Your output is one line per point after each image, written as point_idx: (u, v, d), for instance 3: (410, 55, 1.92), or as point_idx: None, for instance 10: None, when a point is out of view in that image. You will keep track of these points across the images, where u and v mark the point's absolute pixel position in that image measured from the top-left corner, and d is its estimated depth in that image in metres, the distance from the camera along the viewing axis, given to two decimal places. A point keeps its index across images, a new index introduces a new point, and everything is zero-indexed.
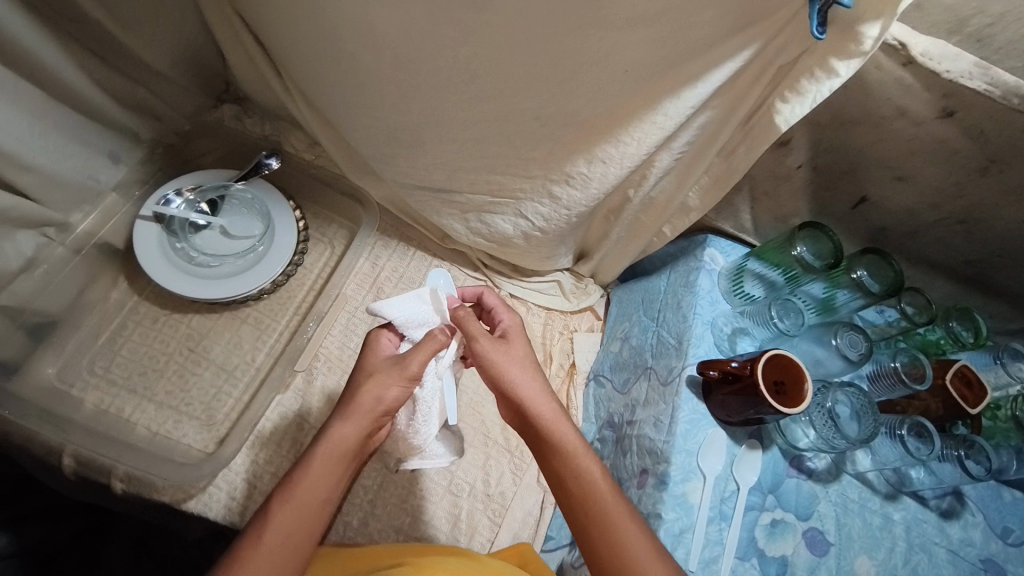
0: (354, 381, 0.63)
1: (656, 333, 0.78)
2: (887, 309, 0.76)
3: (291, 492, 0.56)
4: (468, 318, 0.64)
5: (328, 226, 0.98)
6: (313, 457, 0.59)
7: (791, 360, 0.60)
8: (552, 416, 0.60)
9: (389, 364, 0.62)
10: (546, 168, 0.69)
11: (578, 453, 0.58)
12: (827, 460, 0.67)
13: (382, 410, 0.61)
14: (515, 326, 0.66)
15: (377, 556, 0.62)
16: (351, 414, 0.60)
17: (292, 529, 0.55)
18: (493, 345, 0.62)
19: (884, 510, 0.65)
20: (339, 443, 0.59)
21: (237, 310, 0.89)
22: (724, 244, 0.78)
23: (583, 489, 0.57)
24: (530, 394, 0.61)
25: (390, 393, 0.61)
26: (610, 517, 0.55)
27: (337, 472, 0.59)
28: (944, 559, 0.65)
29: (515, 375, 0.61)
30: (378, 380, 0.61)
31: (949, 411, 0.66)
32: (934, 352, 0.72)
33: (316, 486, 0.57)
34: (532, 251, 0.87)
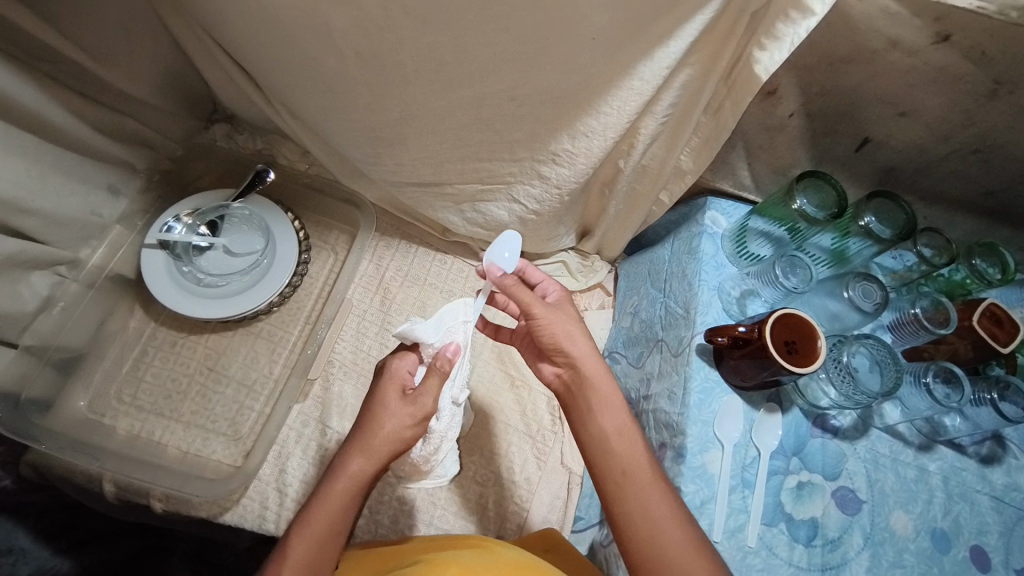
0: (372, 410, 0.62)
1: (664, 304, 0.76)
2: (905, 252, 0.72)
3: (308, 524, 0.58)
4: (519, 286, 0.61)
5: (328, 233, 0.99)
6: (329, 491, 0.59)
7: (802, 319, 0.58)
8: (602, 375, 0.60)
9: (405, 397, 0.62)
10: (531, 149, 0.68)
11: (620, 413, 0.59)
12: (852, 416, 0.64)
13: (399, 449, 0.61)
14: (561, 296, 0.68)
15: (401, 555, 0.64)
16: (366, 449, 0.60)
17: (310, 560, 0.56)
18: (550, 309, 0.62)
19: (918, 462, 0.63)
20: (357, 475, 0.60)
21: (250, 326, 0.91)
22: (725, 204, 0.75)
23: (621, 453, 0.57)
24: (583, 354, 0.61)
25: (401, 426, 0.61)
26: (642, 488, 0.54)
27: (351, 507, 0.59)
28: (988, 506, 0.62)
29: (572, 334, 0.61)
30: (389, 409, 0.61)
31: (979, 353, 0.62)
32: (961, 293, 0.68)
33: (333, 519, 0.58)
34: (536, 233, 0.85)
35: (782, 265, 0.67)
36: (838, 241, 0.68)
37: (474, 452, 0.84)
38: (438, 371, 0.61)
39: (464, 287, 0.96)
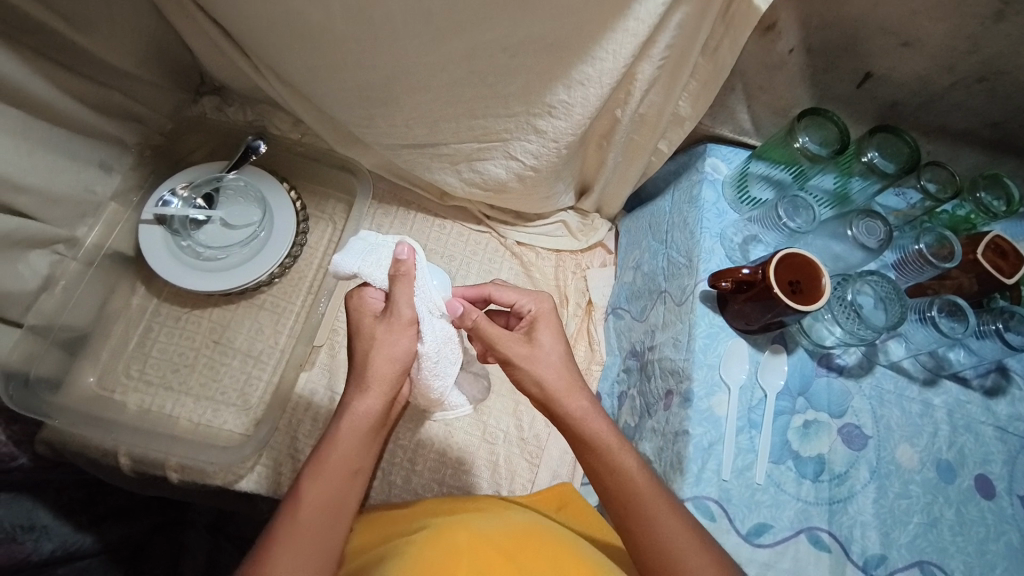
0: (359, 347, 0.62)
1: (666, 256, 0.76)
2: (907, 190, 0.71)
3: (321, 465, 0.57)
4: (484, 323, 0.63)
5: (326, 203, 0.98)
6: (338, 429, 0.59)
7: (806, 259, 0.57)
8: (582, 413, 0.59)
9: (381, 321, 0.62)
10: (526, 102, 0.67)
11: (609, 450, 0.56)
12: (857, 355, 0.64)
13: (397, 370, 0.61)
14: (542, 311, 0.66)
15: (407, 516, 0.65)
16: (367, 384, 0.61)
17: (326, 500, 0.56)
18: (513, 348, 0.62)
19: (923, 397, 0.63)
20: (364, 411, 0.60)
21: (252, 297, 0.90)
22: (725, 150, 0.74)
23: (619, 493, 0.54)
24: (559, 391, 0.60)
25: (395, 347, 0.61)
26: (650, 518, 0.52)
27: (363, 440, 0.60)
28: (992, 436, 0.62)
29: (544, 381, 0.60)
30: (376, 340, 0.61)
31: (983, 286, 0.62)
32: (963, 228, 0.68)
33: (346, 456, 0.58)
34: (534, 191, 0.84)
35: (785, 206, 0.66)
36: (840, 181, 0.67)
37: (482, 410, 0.85)
38: (400, 274, 0.61)
39: (464, 252, 0.96)
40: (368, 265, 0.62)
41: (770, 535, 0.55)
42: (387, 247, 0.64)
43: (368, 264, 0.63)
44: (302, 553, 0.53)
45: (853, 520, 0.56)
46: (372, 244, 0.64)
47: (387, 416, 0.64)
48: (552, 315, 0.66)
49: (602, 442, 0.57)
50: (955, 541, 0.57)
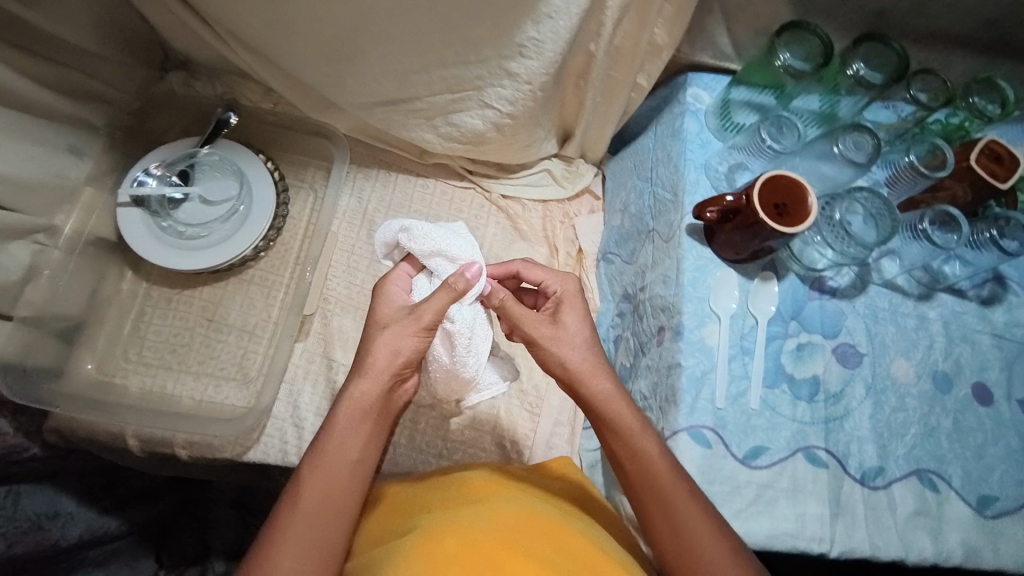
0: (368, 334, 0.61)
1: (653, 193, 0.74)
2: (894, 103, 0.67)
3: (318, 454, 0.58)
4: (510, 304, 0.61)
5: (304, 172, 0.96)
6: (337, 418, 0.59)
7: (792, 180, 0.55)
8: (605, 395, 0.57)
9: (397, 316, 0.60)
10: (495, 45, 0.64)
11: (631, 433, 0.55)
12: (850, 275, 0.62)
13: (399, 364, 0.60)
14: (568, 292, 0.63)
15: (415, 505, 0.63)
16: (365, 370, 0.59)
17: (324, 488, 0.56)
18: (539, 331, 0.60)
19: (918, 311, 0.62)
20: (361, 399, 0.59)
21: (240, 273, 0.90)
22: (707, 78, 0.69)
23: (639, 477, 0.54)
24: (583, 373, 0.58)
25: (407, 338, 0.59)
26: (668, 504, 0.52)
27: (363, 430, 0.59)
28: (989, 344, 0.61)
29: (569, 365, 0.58)
30: (392, 333, 0.59)
31: (977, 195, 0.60)
32: (957, 136, 0.65)
33: (343, 445, 0.58)
34: (514, 142, 0.82)
35: (767, 128, 0.63)
36: (826, 102, 0.65)
37: None
38: (451, 285, 0.58)
39: (450, 210, 0.95)
40: (411, 232, 0.62)
41: (766, 457, 0.55)
42: (440, 235, 0.62)
43: (416, 237, 0.61)
44: (302, 538, 0.54)
45: (850, 436, 0.56)
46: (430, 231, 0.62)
47: (393, 403, 0.62)
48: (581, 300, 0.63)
49: (623, 426, 0.55)
50: (952, 448, 0.57)
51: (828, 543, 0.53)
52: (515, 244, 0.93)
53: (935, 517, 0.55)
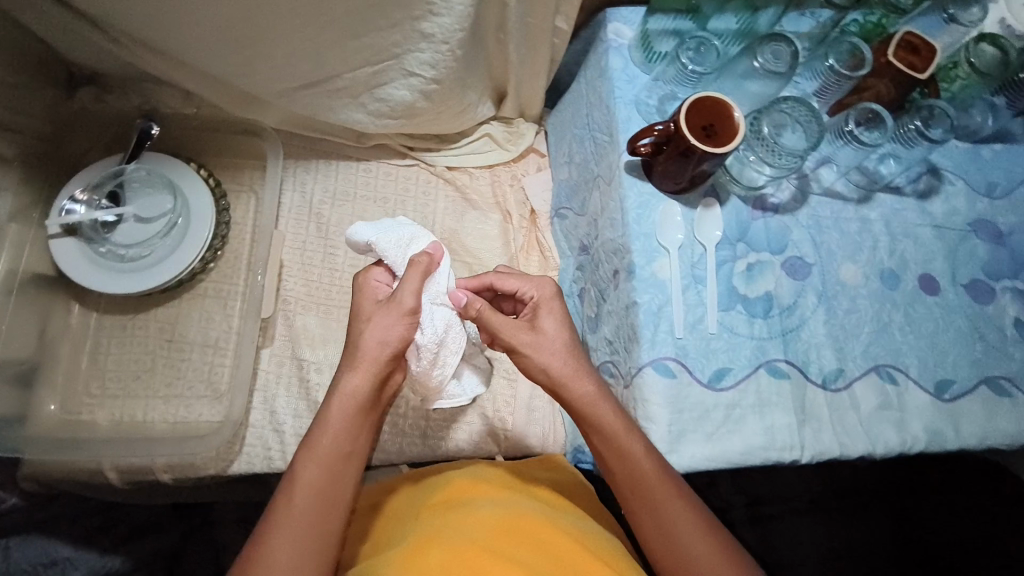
0: (354, 327, 0.61)
1: (591, 138, 0.73)
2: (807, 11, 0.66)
3: (311, 446, 0.57)
4: (487, 310, 0.59)
5: (242, 174, 0.92)
6: (327, 411, 0.58)
7: (716, 99, 0.55)
8: (589, 397, 0.56)
9: (378, 304, 0.60)
10: (403, 6, 0.62)
11: (618, 437, 0.54)
12: (790, 190, 0.62)
13: (386, 355, 0.59)
14: (545, 297, 0.61)
15: (409, 505, 0.65)
16: (355, 365, 0.58)
17: (319, 483, 0.56)
18: (516, 333, 0.58)
19: (860, 214, 0.62)
20: (352, 393, 0.59)
21: (193, 288, 0.87)
22: (625, 12, 0.67)
23: (626, 479, 0.54)
24: (566, 375, 0.57)
25: (389, 334, 0.59)
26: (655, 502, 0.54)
27: (355, 425, 0.59)
28: (930, 237, 0.62)
29: (552, 367, 0.57)
30: (373, 324, 0.59)
31: (901, 90, 0.59)
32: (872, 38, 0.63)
33: (336, 438, 0.58)
34: (447, 109, 0.80)
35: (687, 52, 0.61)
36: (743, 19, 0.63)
37: None
38: (417, 263, 0.60)
39: (397, 191, 0.93)
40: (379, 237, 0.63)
41: (730, 377, 0.56)
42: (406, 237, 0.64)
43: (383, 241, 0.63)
44: (297, 532, 0.54)
45: (808, 344, 0.57)
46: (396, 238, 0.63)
47: (381, 399, 0.62)
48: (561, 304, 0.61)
49: (611, 430, 0.54)
50: (908, 340, 0.58)
51: (799, 449, 0.55)
52: (468, 214, 0.91)
53: (897, 409, 0.56)
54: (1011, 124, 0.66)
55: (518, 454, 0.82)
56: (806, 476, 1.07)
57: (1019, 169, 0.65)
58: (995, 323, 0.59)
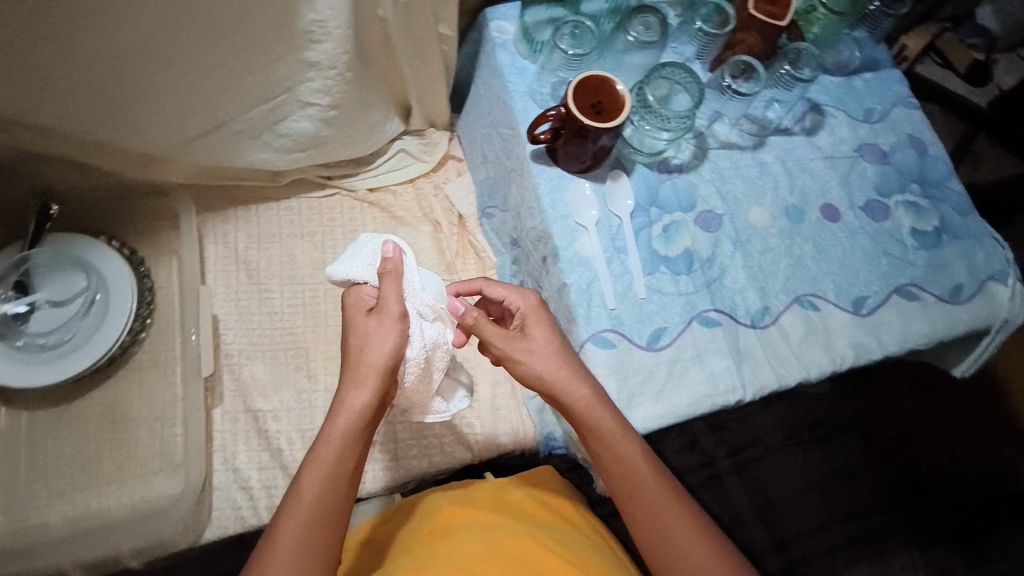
0: (351, 339, 0.57)
1: (496, 135, 0.74)
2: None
3: (316, 458, 0.54)
4: (482, 322, 0.56)
5: (157, 236, 0.88)
6: (331, 425, 0.55)
7: (600, 76, 0.56)
8: (585, 403, 0.53)
9: (372, 316, 0.57)
10: (280, 39, 0.61)
11: (616, 438, 0.53)
12: (690, 149, 0.65)
13: (385, 368, 0.55)
14: (532, 306, 0.58)
15: (405, 539, 0.64)
16: (361, 379, 0.55)
17: (326, 500, 0.53)
18: (509, 343, 0.56)
19: (758, 159, 0.65)
20: (356, 406, 0.55)
21: (127, 363, 0.83)
22: (505, 8, 0.67)
23: (623, 479, 0.54)
24: (560, 379, 0.54)
25: (386, 345, 0.55)
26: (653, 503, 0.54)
27: (359, 439, 0.56)
28: (824, 168, 0.66)
29: (547, 374, 0.54)
30: (367, 336, 0.56)
31: (768, 40, 0.61)
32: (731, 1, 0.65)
33: (343, 454, 0.55)
34: (355, 133, 0.79)
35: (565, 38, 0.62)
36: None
37: None
38: (389, 272, 0.57)
39: (322, 222, 0.92)
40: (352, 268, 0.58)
41: (667, 335, 0.58)
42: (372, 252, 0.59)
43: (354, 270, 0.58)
44: (304, 551, 0.51)
45: (732, 289, 0.60)
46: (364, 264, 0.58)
47: (383, 409, 0.59)
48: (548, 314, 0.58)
49: (609, 435, 0.53)
50: (821, 267, 0.62)
51: (741, 389, 0.58)
52: (399, 232, 0.91)
53: (823, 332, 0.60)
54: (877, 53, 0.71)
55: (493, 453, 0.83)
56: (779, 414, 1.11)
57: (891, 92, 0.69)
58: (895, 237, 0.63)
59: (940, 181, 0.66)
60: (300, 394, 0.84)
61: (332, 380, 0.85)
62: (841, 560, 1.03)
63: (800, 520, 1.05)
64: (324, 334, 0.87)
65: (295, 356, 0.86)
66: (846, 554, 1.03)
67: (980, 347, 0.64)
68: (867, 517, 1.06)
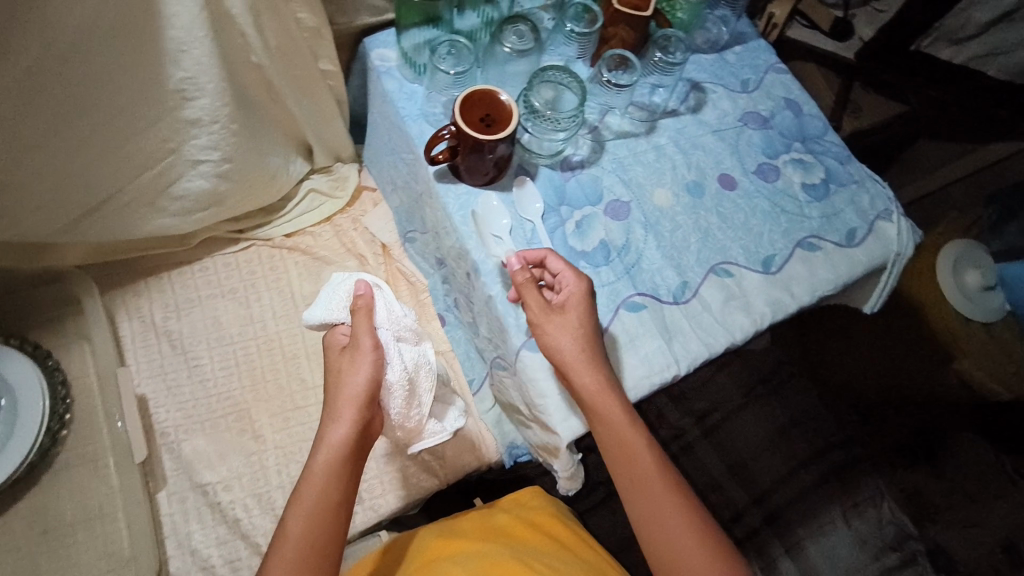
0: (330, 376, 0.59)
1: (399, 161, 0.73)
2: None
3: (298, 498, 0.54)
4: (527, 287, 0.56)
5: (62, 324, 0.82)
6: (312, 463, 0.56)
7: (482, 90, 0.57)
8: (597, 390, 0.54)
9: (346, 352, 0.60)
10: (151, 102, 0.59)
11: (622, 427, 0.54)
12: (588, 144, 0.67)
13: (364, 398, 0.58)
14: (579, 293, 0.56)
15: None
16: (338, 412, 0.57)
17: (310, 537, 0.52)
18: (542, 317, 0.55)
19: (653, 143, 0.68)
20: (335, 440, 0.56)
21: (51, 466, 0.77)
22: (383, 36, 0.67)
23: (627, 466, 0.56)
24: (573, 363, 0.54)
25: (360, 375, 0.57)
26: (653, 494, 0.55)
27: (343, 473, 0.56)
28: (714, 142, 0.69)
29: (564, 356, 0.54)
30: (343, 372, 0.58)
31: (638, 31, 0.64)
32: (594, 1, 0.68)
33: (325, 489, 0.54)
34: (255, 181, 0.77)
35: (441, 59, 0.61)
36: (480, 14, 0.64)
37: None
38: (359, 308, 0.59)
39: (243, 277, 0.89)
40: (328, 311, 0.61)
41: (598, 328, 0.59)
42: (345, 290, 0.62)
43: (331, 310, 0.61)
44: None
45: (650, 271, 0.62)
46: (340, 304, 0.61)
47: (367, 442, 0.59)
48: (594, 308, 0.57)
49: (619, 425, 0.54)
50: (728, 235, 0.65)
51: (676, 364, 0.59)
52: (324, 272, 0.90)
53: (741, 296, 0.63)
54: (741, 27, 0.75)
55: (459, 473, 0.82)
56: (735, 375, 1.14)
57: (760, 61, 0.74)
58: (788, 194, 0.67)
59: (819, 136, 0.71)
60: (249, 458, 0.80)
61: (280, 436, 0.82)
62: (813, 501, 1.04)
63: (766, 473, 1.06)
64: (265, 391, 0.84)
65: (237, 420, 0.82)
66: (817, 496, 1.04)
67: (881, 285, 0.69)
68: (831, 454, 1.08)
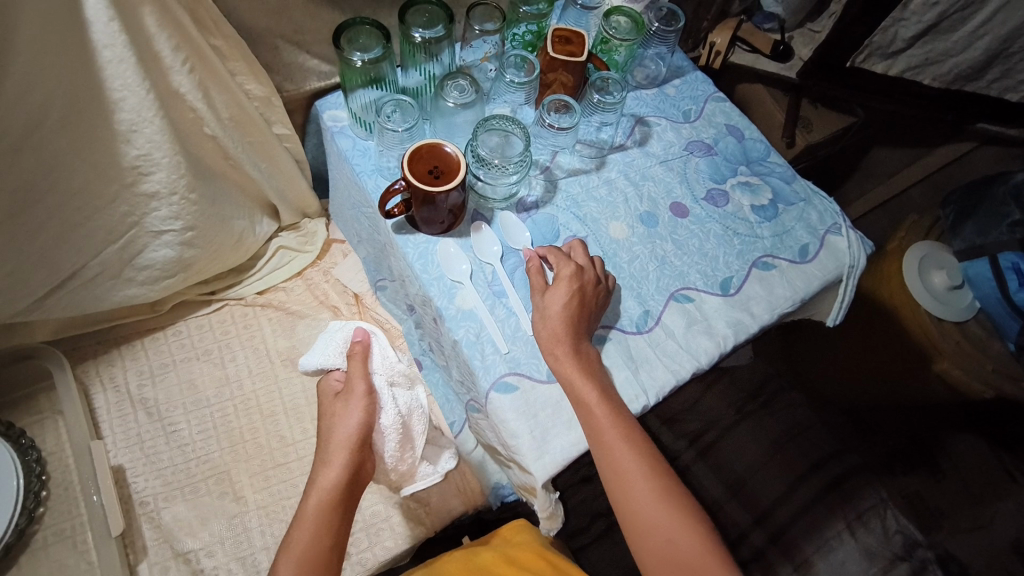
0: (321, 424, 0.61)
1: (361, 214, 0.74)
2: (478, 40, 0.71)
3: (290, 544, 0.53)
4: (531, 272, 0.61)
5: (34, 401, 0.82)
6: (304, 509, 0.56)
7: (428, 145, 0.59)
8: (556, 353, 0.56)
9: (339, 398, 0.62)
10: (109, 180, 0.61)
11: (575, 387, 0.55)
12: (541, 184, 0.69)
13: (360, 441, 0.60)
14: (568, 273, 0.59)
15: None
16: (329, 456, 0.58)
17: None
18: (535, 296, 0.60)
19: (604, 178, 0.70)
20: (328, 485, 0.57)
21: (29, 546, 0.75)
22: (334, 98, 0.70)
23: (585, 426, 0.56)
24: (542, 329, 0.58)
25: (351, 420, 0.60)
26: (608, 456, 0.54)
27: (335, 519, 0.55)
28: (662, 171, 0.71)
29: (542, 327, 0.58)
30: (336, 417, 0.61)
31: (575, 74, 0.66)
32: (531, 51, 0.72)
33: (317, 534, 0.54)
34: (220, 245, 0.78)
35: (383, 117, 0.61)
36: (423, 72, 0.67)
37: None
38: (357, 353, 0.62)
39: (217, 337, 0.89)
40: (325, 359, 0.64)
41: None
42: (342, 337, 0.64)
43: (326, 359, 0.64)
44: None
45: (613, 302, 0.63)
46: (335, 353, 0.64)
47: (359, 488, 0.60)
48: (592, 281, 0.60)
49: (568, 383, 0.55)
50: (685, 261, 0.66)
51: (644, 394, 0.60)
52: (299, 326, 0.90)
53: (702, 320, 0.64)
54: (678, 61, 0.80)
55: (446, 519, 0.81)
56: (723, 392, 1.04)
57: (699, 92, 0.78)
58: (738, 217, 0.69)
59: (762, 158, 0.74)
60: (230, 521, 0.79)
61: (262, 496, 0.81)
62: (822, 517, 0.92)
63: (768, 487, 0.95)
64: (244, 451, 0.83)
65: (217, 483, 0.81)
66: (821, 509, 0.92)
67: (839, 297, 0.70)
68: (830, 464, 0.97)
